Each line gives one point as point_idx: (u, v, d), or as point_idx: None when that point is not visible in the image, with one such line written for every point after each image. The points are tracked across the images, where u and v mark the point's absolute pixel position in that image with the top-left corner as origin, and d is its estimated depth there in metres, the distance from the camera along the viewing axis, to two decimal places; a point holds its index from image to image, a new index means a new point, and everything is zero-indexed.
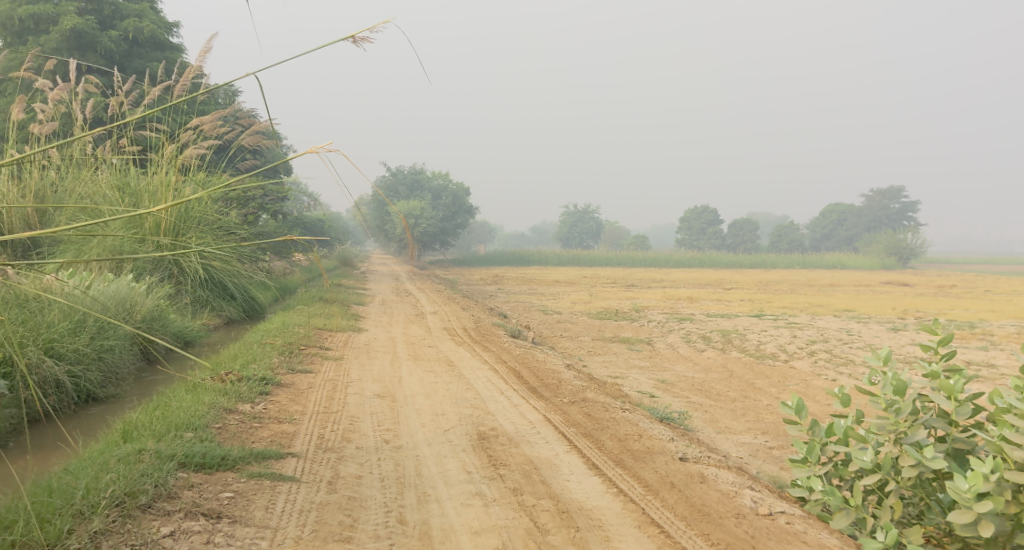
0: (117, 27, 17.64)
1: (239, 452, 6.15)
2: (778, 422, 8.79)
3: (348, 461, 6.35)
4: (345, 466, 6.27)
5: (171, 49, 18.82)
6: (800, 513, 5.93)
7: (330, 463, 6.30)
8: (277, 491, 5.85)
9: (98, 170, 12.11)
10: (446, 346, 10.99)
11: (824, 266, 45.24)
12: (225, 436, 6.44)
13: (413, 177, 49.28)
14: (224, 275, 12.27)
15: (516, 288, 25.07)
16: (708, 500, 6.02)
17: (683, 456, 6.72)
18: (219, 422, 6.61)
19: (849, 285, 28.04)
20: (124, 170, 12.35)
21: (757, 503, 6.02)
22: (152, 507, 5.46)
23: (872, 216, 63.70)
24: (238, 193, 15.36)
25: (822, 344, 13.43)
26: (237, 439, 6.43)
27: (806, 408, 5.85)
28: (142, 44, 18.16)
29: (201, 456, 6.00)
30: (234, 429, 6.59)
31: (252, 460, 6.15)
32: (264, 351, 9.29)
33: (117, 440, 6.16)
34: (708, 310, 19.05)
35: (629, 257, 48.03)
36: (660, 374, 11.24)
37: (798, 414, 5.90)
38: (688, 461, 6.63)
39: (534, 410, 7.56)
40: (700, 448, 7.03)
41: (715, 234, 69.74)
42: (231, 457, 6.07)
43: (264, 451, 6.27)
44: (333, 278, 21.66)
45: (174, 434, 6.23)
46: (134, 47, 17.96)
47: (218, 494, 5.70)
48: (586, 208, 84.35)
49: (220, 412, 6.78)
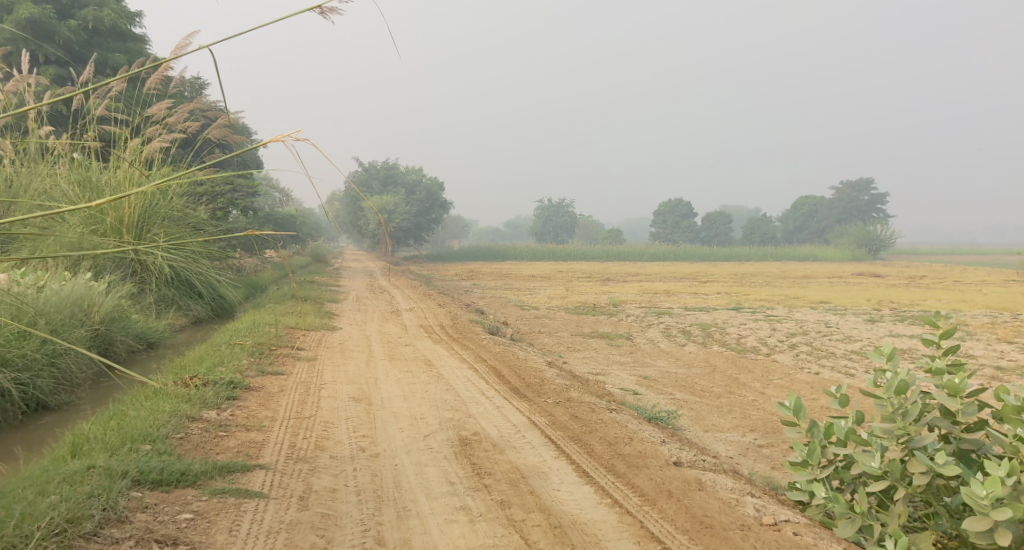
0: (76, 17, 17.04)
1: (200, 466, 5.77)
2: (765, 418, 8.53)
3: (321, 473, 5.98)
4: (317, 479, 5.90)
5: (133, 39, 18.26)
6: (805, 522, 5.65)
7: (301, 476, 5.92)
8: (242, 510, 5.46)
9: (56, 163, 11.62)
10: (423, 344, 10.63)
11: (797, 258, 45.33)
12: (187, 448, 6.05)
13: (387, 172, 48.74)
14: (193, 273, 11.83)
15: (492, 284, 24.73)
16: (708, 510, 5.72)
17: (678, 460, 6.43)
18: (180, 433, 6.22)
19: (822, 277, 28.08)
20: (86, 165, 11.87)
21: (759, 511, 5.73)
22: (99, 534, 5.07)
23: (842, 209, 64.15)
24: (206, 188, 14.87)
25: (801, 337, 13.24)
26: (200, 451, 6.04)
27: (805, 409, 5.59)
28: (103, 34, 17.58)
29: (158, 472, 5.61)
30: (198, 439, 6.20)
31: (215, 475, 5.77)
32: (232, 352, 8.89)
33: (66, 455, 5.76)
34: (686, 304, 18.84)
35: (603, 251, 47.88)
36: (642, 370, 10.95)
37: (796, 415, 5.64)
38: (683, 466, 6.34)
39: (517, 412, 7.24)
40: (695, 451, 6.75)
41: (688, 228, 69.82)
42: (191, 473, 5.69)
43: (228, 464, 5.89)
44: (305, 274, 21.19)
45: (130, 447, 5.85)
46: (94, 37, 17.38)
47: (175, 516, 5.30)
48: (560, 202, 84.14)
49: (182, 420, 6.39)
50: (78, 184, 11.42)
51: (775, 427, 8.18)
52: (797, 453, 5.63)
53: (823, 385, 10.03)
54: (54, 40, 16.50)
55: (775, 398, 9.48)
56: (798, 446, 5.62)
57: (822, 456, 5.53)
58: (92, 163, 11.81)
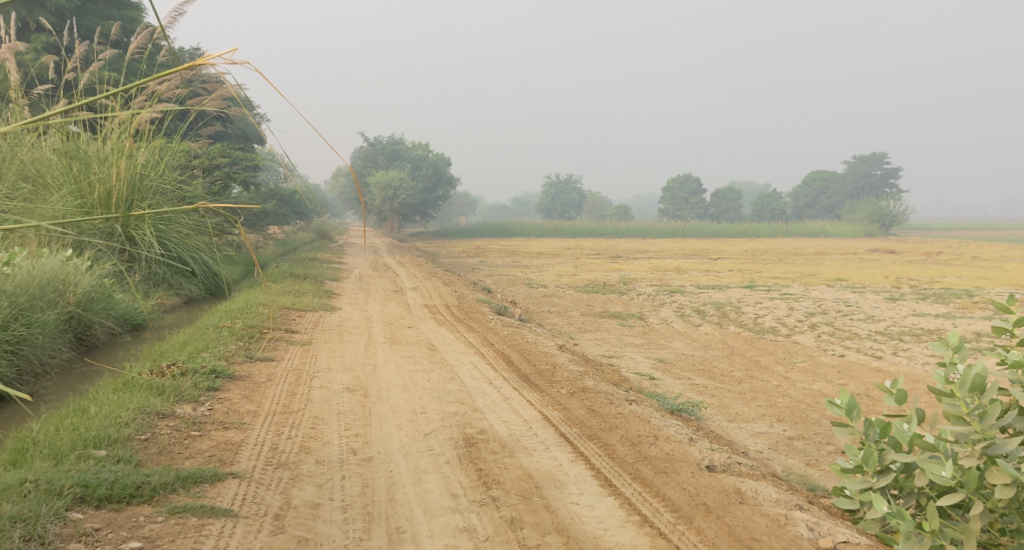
0: None
1: (161, 477, 5.16)
2: (792, 406, 7.88)
3: (304, 483, 5.37)
4: (299, 491, 5.29)
5: (129, 8, 17.63)
6: (865, 541, 5.04)
7: (279, 486, 5.32)
8: (204, 534, 4.85)
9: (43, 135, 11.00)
10: (426, 325, 9.98)
11: (807, 235, 44.58)
12: (150, 452, 5.46)
13: (392, 148, 47.91)
14: (186, 250, 11.15)
15: (500, 261, 24.05)
16: (754, 530, 5.10)
17: (711, 464, 5.82)
18: (146, 433, 5.64)
19: (836, 253, 27.34)
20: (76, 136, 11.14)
21: (813, 530, 5.12)
22: None
23: (854, 184, 63.20)
24: (202, 160, 14.20)
25: (822, 316, 12.55)
26: (165, 457, 5.44)
27: (859, 408, 4.98)
28: (97, 1, 16.94)
29: (108, 487, 5.01)
30: (166, 441, 5.61)
31: (177, 487, 5.16)
32: (220, 336, 8.25)
33: (7, 464, 5.20)
34: (698, 282, 18.12)
35: (610, 227, 47.07)
36: (657, 353, 10.30)
37: (848, 415, 5.04)
38: (716, 471, 5.75)
39: (528, 405, 6.60)
40: (729, 451, 6.13)
41: (697, 204, 68.88)
42: (147, 487, 5.08)
43: (195, 473, 5.28)
44: (307, 252, 20.57)
45: (81, 453, 5.27)
46: (88, 5, 16.76)
47: (121, 544, 4.70)
48: (567, 178, 83.14)
49: (150, 418, 5.79)
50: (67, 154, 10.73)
51: (804, 416, 7.54)
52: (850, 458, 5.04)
53: (851, 370, 9.33)
54: (46, 8, 15.83)
55: (801, 383, 8.80)
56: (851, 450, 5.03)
57: (879, 462, 4.95)
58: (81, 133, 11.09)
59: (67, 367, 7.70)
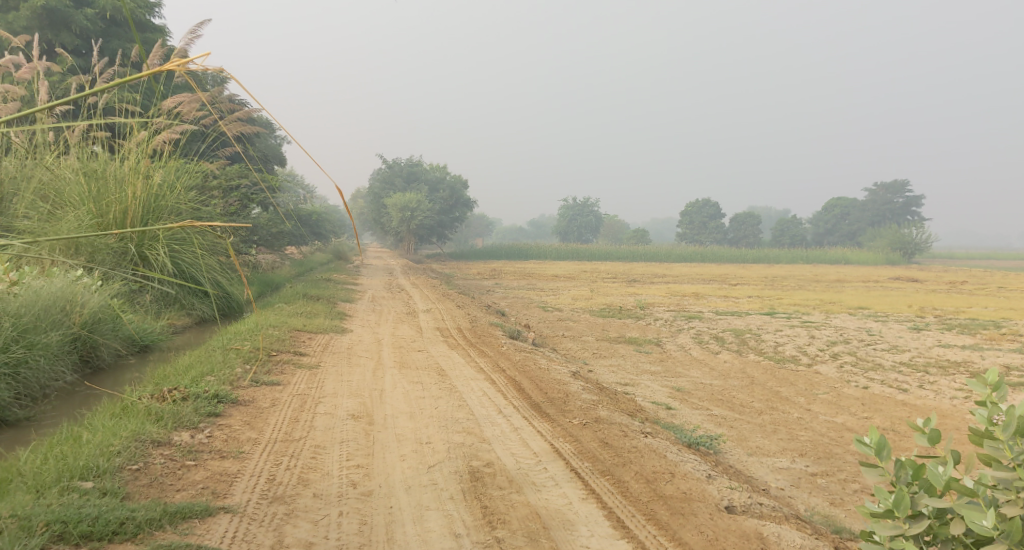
0: (94, 6, 16.46)
1: (147, 512, 4.98)
2: (814, 440, 7.59)
3: (299, 519, 5.18)
4: (293, 527, 5.10)
5: (152, 29, 17.71)
6: None
7: (273, 522, 5.12)
8: None
9: (62, 155, 11.01)
10: (437, 349, 9.77)
11: (828, 262, 44.09)
12: (139, 484, 5.29)
13: (410, 170, 47.93)
14: (201, 269, 11.02)
15: (516, 284, 23.82)
16: None
17: (730, 505, 5.57)
18: (138, 463, 5.47)
19: (858, 281, 26.91)
20: (94, 155, 11.09)
21: None
22: None
23: (876, 211, 62.64)
24: (219, 181, 14.12)
25: (844, 346, 12.21)
26: (155, 489, 5.26)
27: (891, 448, 4.68)
28: (120, 23, 17.03)
29: (90, 523, 4.84)
30: (158, 471, 5.44)
31: (164, 522, 4.98)
32: (226, 358, 8.07)
33: None
34: (717, 307, 17.81)
35: (628, 251, 46.76)
36: (674, 381, 10.03)
37: (878, 454, 4.74)
38: (736, 512, 5.51)
39: (538, 436, 6.36)
40: (749, 491, 5.88)
41: (716, 228, 68.45)
42: (131, 522, 4.90)
43: (185, 507, 5.09)
44: (322, 272, 20.46)
45: (67, 484, 5.12)
46: (112, 26, 16.84)
47: None
48: (584, 201, 82.94)
49: (144, 447, 5.63)
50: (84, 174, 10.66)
51: (827, 451, 7.25)
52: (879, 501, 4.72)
53: (876, 402, 9.02)
54: (71, 29, 15.89)
55: (824, 416, 8.50)
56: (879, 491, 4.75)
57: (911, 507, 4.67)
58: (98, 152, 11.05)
59: (70, 389, 7.54)
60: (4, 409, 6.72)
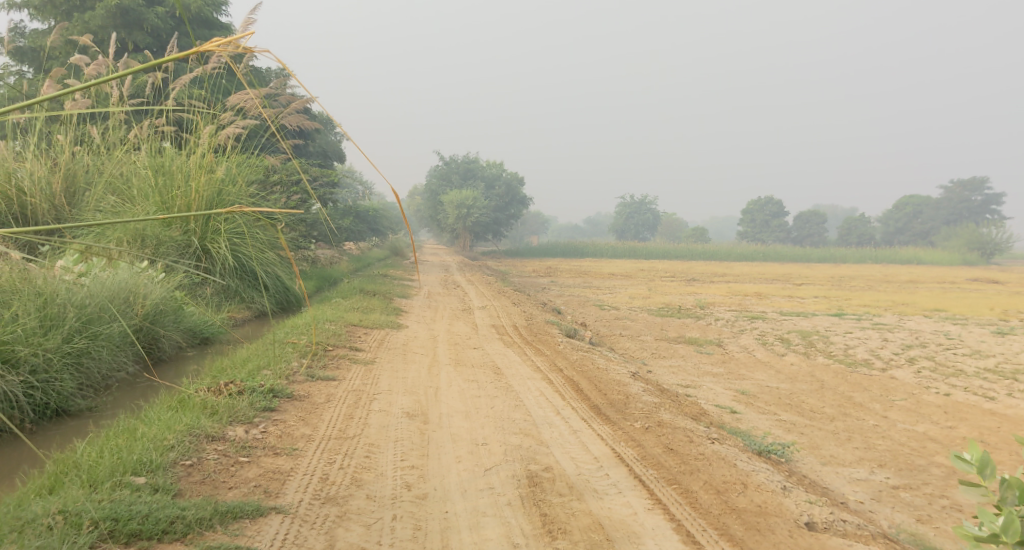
0: (164, 4, 16.68)
1: (197, 512, 4.92)
2: (891, 449, 7.22)
3: (352, 522, 5.06)
4: (347, 532, 4.98)
5: (220, 27, 17.90)
6: None
7: (325, 525, 5.02)
8: None
9: (132, 148, 11.13)
10: (493, 347, 9.58)
11: (899, 262, 42.81)
12: (192, 480, 5.23)
13: (466, 166, 47.91)
14: (260, 263, 11.02)
15: (573, 282, 23.56)
16: None
17: (810, 521, 5.30)
18: (192, 457, 5.42)
19: (931, 282, 26.01)
20: (161, 149, 11.18)
21: None
22: None
23: (950, 210, 60.69)
24: (280, 176, 14.14)
25: (919, 350, 11.68)
26: (207, 487, 5.20)
27: (995, 466, 4.23)
28: (189, 21, 17.24)
29: (140, 522, 4.80)
30: (212, 468, 5.38)
31: (214, 522, 4.91)
32: (282, 352, 7.99)
33: (45, 487, 5.07)
34: (781, 307, 17.30)
35: (688, 249, 46.02)
36: (738, 384, 9.67)
37: (981, 473, 4.27)
38: (816, 530, 5.24)
39: (599, 440, 6.14)
40: (830, 506, 5.60)
41: (778, 227, 67.07)
42: (182, 521, 4.84)
43: (236, 507, 5.02)
44: (379, 268, 20.46)
45: (120, 479, 5.08)
46: (181, 25, 17.06)
47: None
48: (642, 198, 82.05)
49: (198, 441, 5.57)
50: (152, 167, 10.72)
51: (906, 461, 6.88)
52: (982, 522, 4.33)
53: (958, 411, 8.56)
54: (142, 28, 16.12)
55: (901, 424, 8.09)
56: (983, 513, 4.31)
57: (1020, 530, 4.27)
58: (166, 146, 11.13)
59: (130, 381, 7.54)
60: (66, 400, 6.73)
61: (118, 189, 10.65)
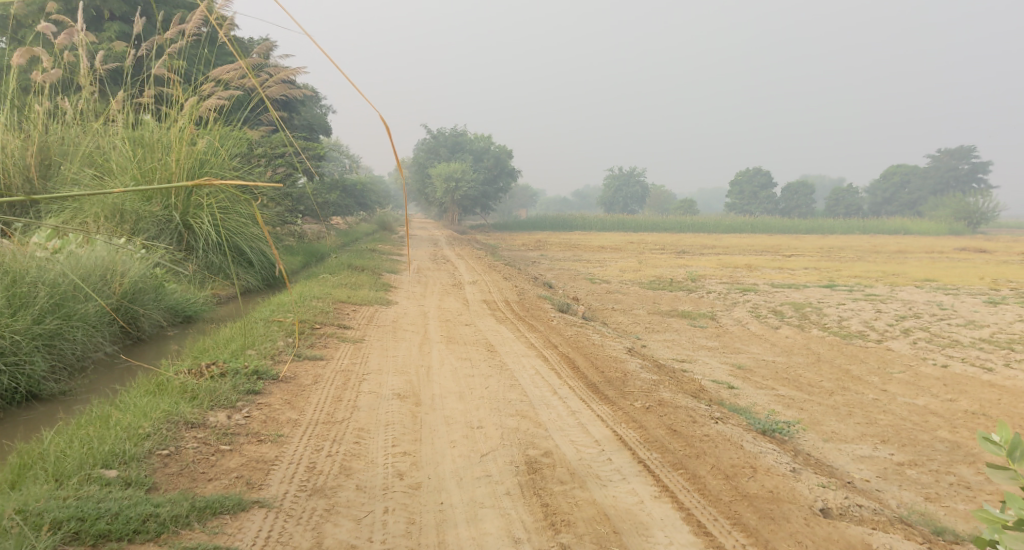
0: None
1: (172, 509, 4.68)
2: (895, 423, 7.05)
3: (340, 517, 4.84)
4: (334, 526, 4.76)
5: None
6: None
7: (312, 519, 4.80)
8: None
9: (108, 121, 10.79)
10: (484, 323, 9.35)
11: (887, 232, 42.79)
12: (167, 474, 5.00)
13: (454, 139, 47.49)
14: (244, 239, 10.70)
15: (562, 255, 23.35)
16: None
17: (825, 508, 5.14)
18: (169, 447, 5.20)
19: (921, 251, 25.96)
20: (140, 123, 10.80)
21: None
22: None
23: (938, 179, 60.69)
24: (264, 149, 13.77)
25: (915, 321, 11.52)
26: (184, 480, 4.97)
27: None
28: None
29: (108, 521, 4.55)
30: (190, 458, 5.15)
31: (190, 519, 4.67)
32: (267, 331, 7.72)
33: (9, 481, 4.83)
34: (772, 279, 17.15)
35: (676, 221, 45.85)
36: (734, 358, 9.48)
37: (1010, 455, 4.00)
38: (831, 517, 5.08)
39: (598, 421, 5.93)
40: (844, 490, 5.45)
41: (766, 198, 66.98)
42: (154, 520, 4.60)
43: (216, 502, 4.79)
44: (367, 242, 20.14)
45: (90, 473, 4.85)
46: None
47: None
48: (629, 170, 81.72)
49: (175, 429, 5.34)
50: (132, 141, 10.34)
51: (912, 436, 6.71)
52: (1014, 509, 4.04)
53: (959, 383, 8.39)
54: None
55: (903, 397, 7.91)
56: (1011, 498, 4.04)
57: None
58: (146, 119, 10.75)
59: (108, 361, 7.26)
60: (38, 382, 6.45)
61: (97, 164, 10.30)
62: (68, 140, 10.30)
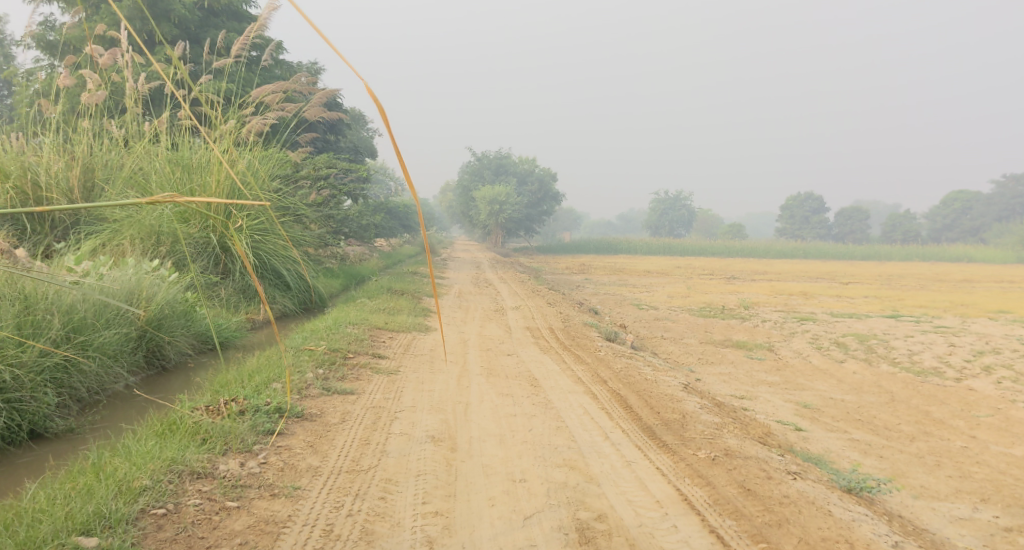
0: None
1: None
2: (992, 476, 6.28)
3: None
4: None
5: (249, 19, 17.31)
6: None
7: None
8: None
9: (149, 140, 10.42)
10: (528, 353, 8.72)
11: (949, 260, 41.28)
12: (158, 541, 4.55)
13: (499, 162, 47.07)
14: (282, 262, 10.21)
15: (608, 279, 22.65)
16: None
17: None
18: (166, 504, 4.76)
19: (987, 280, 24.79)
20: (182, 142, 10.41)
21: None
22: None
23: (1002, 204, 58.73)
24: (308, 169, 13.28)
25: (996, 357, 10.61)
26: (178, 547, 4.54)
27: None
28: (219, 14, 16.62)
29: None
30: (190, 519, 4.70)
31: None
32: (296, 360, 7.17)
33: None
34: (832, 308, 16.24)
35: (725, 246, 44.79)
36: (798, 395, 8.71)
37: None
38: None
39: (659, 477, 5.31)
40: None
41: (819, 223, 65.44)
42: None
43: None
44: (407, 266, 19.66)
45: (65, 543, 4.42)
46: (211, 17, 16.45)
47: None
48: (676, 194, 80.53)
49: (177, 482, 4.88)
50: (172, 161, 9.89)
51: (1014, 494, 5.94)
52: None
53: None
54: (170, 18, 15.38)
55: (996, 446, 7.12)
56: None
57: None
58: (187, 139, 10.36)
59: (126, 394, 6.81)
60: (43, 420, 6.01)
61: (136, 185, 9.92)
62: (112, 162, 9.92)
